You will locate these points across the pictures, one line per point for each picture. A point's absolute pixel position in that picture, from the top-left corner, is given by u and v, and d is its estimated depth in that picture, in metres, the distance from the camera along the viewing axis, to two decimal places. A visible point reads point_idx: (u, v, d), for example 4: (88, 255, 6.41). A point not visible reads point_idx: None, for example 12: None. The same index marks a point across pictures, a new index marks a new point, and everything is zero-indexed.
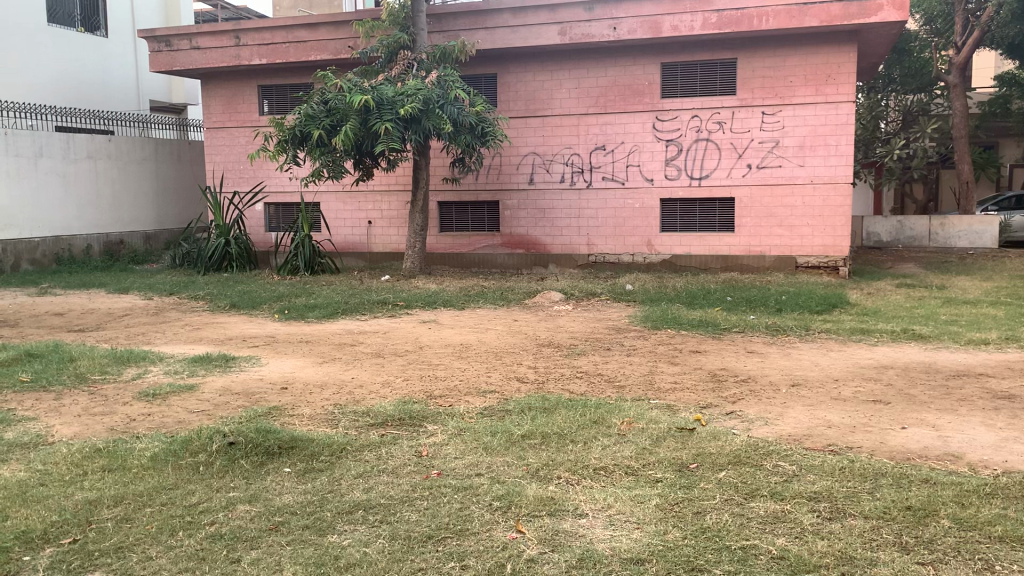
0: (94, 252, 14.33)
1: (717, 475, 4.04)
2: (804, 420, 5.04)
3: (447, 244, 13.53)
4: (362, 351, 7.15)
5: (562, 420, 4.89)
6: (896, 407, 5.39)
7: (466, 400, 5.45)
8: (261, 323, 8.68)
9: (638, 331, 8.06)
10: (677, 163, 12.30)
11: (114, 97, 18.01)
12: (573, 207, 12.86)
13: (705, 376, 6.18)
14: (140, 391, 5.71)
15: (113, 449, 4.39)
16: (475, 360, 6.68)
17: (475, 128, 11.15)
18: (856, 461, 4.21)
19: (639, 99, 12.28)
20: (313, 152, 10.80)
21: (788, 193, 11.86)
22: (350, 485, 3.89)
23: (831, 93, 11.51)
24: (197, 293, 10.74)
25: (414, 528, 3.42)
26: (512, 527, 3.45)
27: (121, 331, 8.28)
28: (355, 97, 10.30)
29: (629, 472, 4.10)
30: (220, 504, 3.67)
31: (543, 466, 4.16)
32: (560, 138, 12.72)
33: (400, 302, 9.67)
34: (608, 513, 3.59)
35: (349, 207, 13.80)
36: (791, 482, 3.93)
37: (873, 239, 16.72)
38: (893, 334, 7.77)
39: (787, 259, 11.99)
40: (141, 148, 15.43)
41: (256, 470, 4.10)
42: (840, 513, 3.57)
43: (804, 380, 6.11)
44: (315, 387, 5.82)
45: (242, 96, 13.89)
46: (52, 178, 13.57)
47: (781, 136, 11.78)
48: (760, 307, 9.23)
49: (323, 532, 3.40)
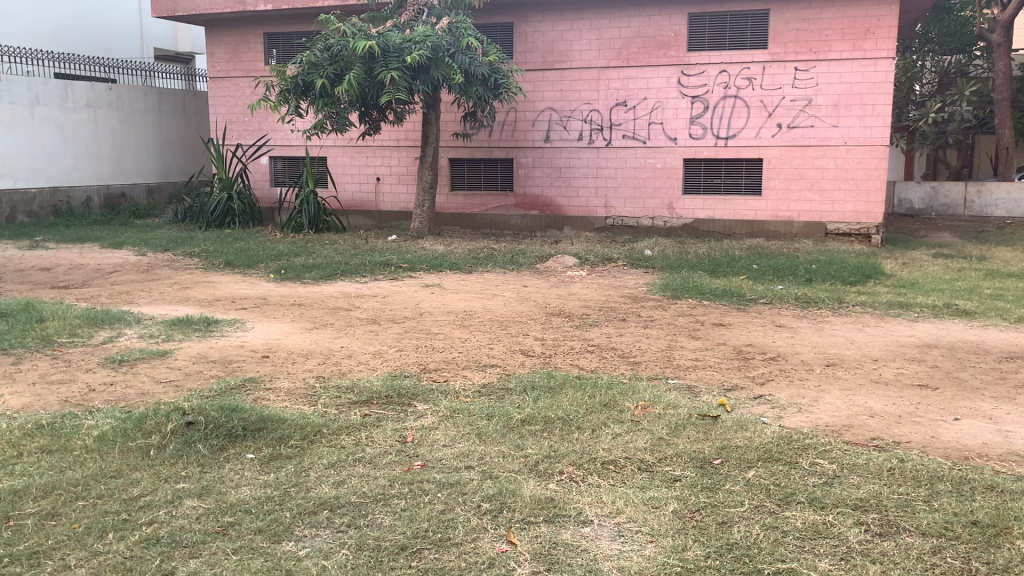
0: (94, 205, 13.84)
1: (746, 475, 3.48)
2: (842, 408, 4.46)
3: (458, 203, 12.93)
4: (357, 316, 6.60)
5: (569, 403, 4.32)
6: (946, 393, 4.79)
7: (464, 375, 4.91)
8: (253, 283, 8.13)
9: (656, 301, 7.46)
10: (702, 121, 11.59)
11: (116, 44, 17.41)
12: (592, 166, 12.18)
13: (729, 354, 5.58)
14: (107, 357, 5.19)
15: (58, 426, 3.87)
16: (478, 330, 6.11)
17: (488, 80, 10.49)
18: (907, 460, 3.64)
19: (664, 52, 11.56)
20: (317, 103, 10.19)
21: (819, 154, 11.15)
22: (318, 478, 3.36)
23: (869, 49, 10.75)
24: (192, 249, 10.22)
25: (386, 536, 2.89)
26: (502, 537, 2.91)
27: (104, 289, 7.77)
28: (359, 44, 9.66)
29: (644, 468, 3.54)
30: (165, 499, 3.15)
31: (543, 458, 3.61)
32: (579, 92, 12.01)
33: (403, 264, 9.09)
34: (617, 520, 3.05)
35: (357, 162, 13.19)
36: (833, 486, 3.37)
37: (904, 205, 15.95)
38: (935, 309, 7.12)
39: (817, 225, 11.29)
40: (145, 98, 14.83)
41: (214, 456, 3.58)
42: (892, 528, 3.02)
43: (840, 360, 5.51)
44: (298, 357, 5.28)
45: (247, 44, 13.26)
46: (49, 127, 13.05)
47: (814, 94, 11.05)
48: (788, 277, 8.57)
49: (279, 538, 2.88)
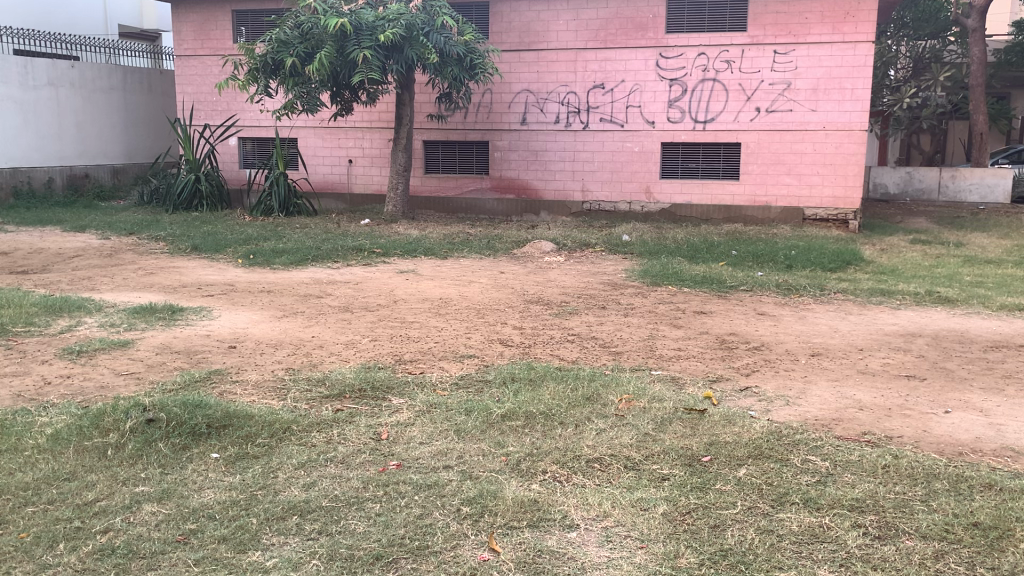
0: (56, 186, 13.43)
1: (737, 473, 3.33)
2: (831, 401, 4.33)
3: (432, 186, 12.68)
4: (329, 304, 6.38)
5: (549, 396, 4.15)
6: (934, 384, 4.69)
7: (440, 367, 4.72)
8: (221, 269, 7.87)
9: (636, 288, 7.30)
10: (680, 105, 11.43)
11: (78, 20, 16.91)
12: (569, 150, 11.98)
13: (713, 343, 5.44)
14: (65, 348, 4.93)
15: (9, 424, 3.63)
16: (454, 318, 5.92)
17: (463, 60, 10.24)
18: (901, 457, 3.51)
19: (642, 34, 11.38)
20: (287, 82, 9.89)
21: (798, 139, 11.04)
22: (287, 481, 3.16)
23: (849, 32, 10.64)
24: (158, 233, 9.91)
25: (359, 544, 2.71)
26: (484, 545, 2.74)
27: (65, 275, 7.46)
28: (331, 21, 9.37)
29: (630, 467, 3.38)
30: (121, 504, 2.94)
31: (525, 457, 3.44)
32: (556, 73, 11.80)
33: (377, 248, 8.86)
34: (605, 524, 2.89)
35: (329, 144, 12.89)
36: (827, 485, 3.23)
37: (879, 190, 15.94)
38: (917, 297, 7.04)
39: (794, 211, 11.20)
40: (109, 76, 14.37)
41: (176, 456, 3.37)
42: (891, 531, 2.89)
43: (825, 349, 5.39)
44: (268, 347, 5.06)
45: (215, 22, 12.87)
46: (8, 105, 12.61)
47: (793, 78, 10.94)
48: (768, 264, 8.45)
49: (244, 547, 2.69)
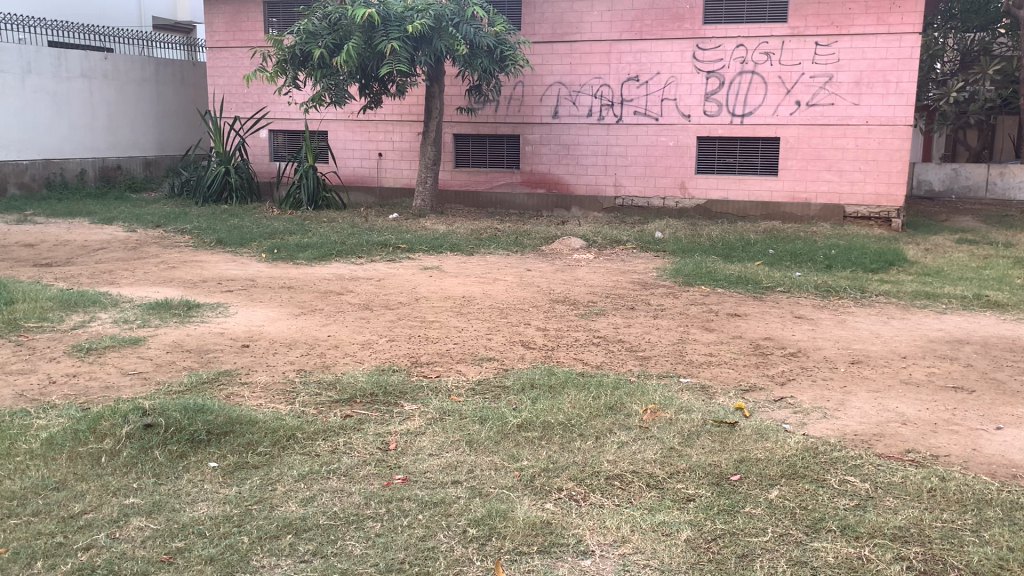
0: (89, 178, 13.46)
1: (768, 494, 3.08)
2: (872, 414, 4.05)
3: (462, 179, 12.46)
4: (349, 301, 6.20)
5: (569, 406, 3.92)
6: (984, 397, 4.38)
7: (458, 370, 4.51)
8: (243, 263, 7.74)
9: (667, 288, 7.03)
10: (717, 98, 11.10)
11: (113, 12, 16.97)
12: (601, 144, 11.72)
13: (746, 349, 5.17)
14: (74, 345, 4.81)
15: (5, 426, 3.49)
16: (476, 318, 5.72)
17: (493, 51, 10.00)
18: (950, 480, 3.22)
19: (678, 25, 11.06)
20: (314, 74, 9.72)
21: (839, 134, 10.66)
22: (285, 495, 2.97)
23: (894, 23, 10.23)
24: (184, 226, 9.85)
25: (354, 569, 2.51)
26: (489, 572, 2.54)
27: (86, 268, 7.38)
28: (359, 12, 9.20)
29: (652, 485, 3.15)
30: (110, 517, 2.78)
31: (539, 472, 3.22)
32: (589, 66, 11.53)
33: (402, 244, 8.68)
34: (622, 551, 2.67)
35: (358, 137, 12.74)
36: (866, 510, 2.97)
37: (924, 186, 15.41)
38: (964, 301, 6.68)
39: (835, 208, 10.83)
40: (142, 68, 14.36)
41: (172, 465, 3.20)
42: (938, 565, 2.62)
43: (866, 357, 5.09)
44: (281, 347, 4.89)
45: (246, 13, 12.78)
46: (41, 97, 12.66)
47: (835, 71, 10.56)
48: (807, 263, 8.13)
49: (232, 570, 2.50)
